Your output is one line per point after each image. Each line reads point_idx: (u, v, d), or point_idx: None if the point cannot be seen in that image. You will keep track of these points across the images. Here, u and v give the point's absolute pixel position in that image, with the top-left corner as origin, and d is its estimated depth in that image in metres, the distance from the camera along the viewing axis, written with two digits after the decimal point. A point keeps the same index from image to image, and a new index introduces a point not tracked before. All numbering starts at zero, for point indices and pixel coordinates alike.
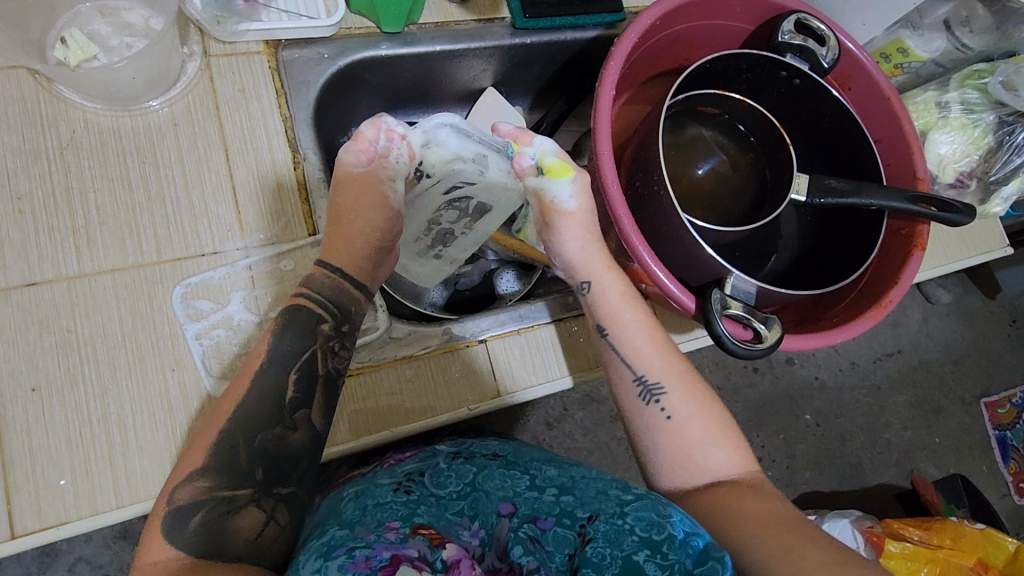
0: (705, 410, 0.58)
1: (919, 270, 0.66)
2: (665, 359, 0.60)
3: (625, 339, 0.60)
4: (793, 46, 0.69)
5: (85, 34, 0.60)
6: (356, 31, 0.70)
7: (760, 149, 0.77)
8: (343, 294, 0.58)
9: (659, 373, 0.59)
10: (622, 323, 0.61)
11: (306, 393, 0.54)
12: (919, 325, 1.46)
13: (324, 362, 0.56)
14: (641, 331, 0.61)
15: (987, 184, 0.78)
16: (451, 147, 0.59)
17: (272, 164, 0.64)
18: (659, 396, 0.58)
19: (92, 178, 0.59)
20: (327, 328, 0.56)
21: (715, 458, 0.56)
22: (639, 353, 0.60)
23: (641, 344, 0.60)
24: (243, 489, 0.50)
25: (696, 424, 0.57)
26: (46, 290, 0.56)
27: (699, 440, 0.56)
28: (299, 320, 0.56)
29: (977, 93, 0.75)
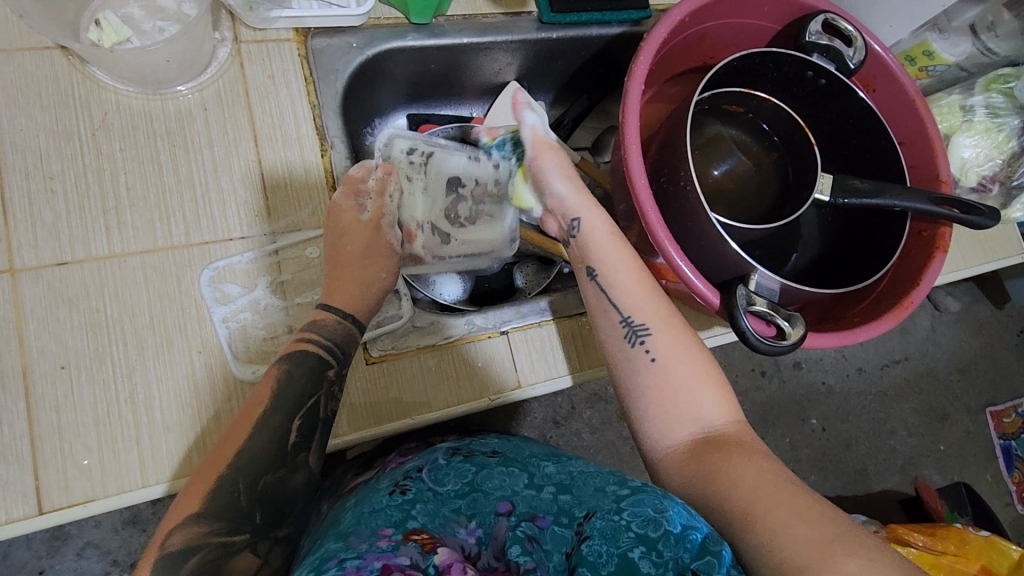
0: (694, 352, 0.54)
1: (941, 271, 0.66)
2: (646, 292, 0.56)
3: (612, 278, 0.57)
4: (820, 46, 0.69)
5: (119, 17, 0.60)
6: (385, 21, 0.70)
7: (783, 148, 0.77)
8: (351, 340, 0.58)
9: (648, 316, 0.55)
10: (610, 263, 0.57)
11: (306, 443, 0.54)
12: (927, 332, 1.46)
13: (325, 407, 0.56)
14: (629, 269, 0.57)
15: (1010, 189, 0.77)
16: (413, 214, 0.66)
17: (300, 151, 0.64)
18: (644, 338, 0.55)
19: (124, 160, 0.59)
20: (332, 373, 0.57)
21: (701, 405, 0.52)
22: (624, 286, 0.56)
23: (630, 281, 0.57)
24: (240, 534, 0.48)
25: (684, 370, 0.54)
26: (76, 270, 0.56)
27: (690, 383, 0.53)
28: (308, 366, 0.56)
29: (1002, 97, 0.75)
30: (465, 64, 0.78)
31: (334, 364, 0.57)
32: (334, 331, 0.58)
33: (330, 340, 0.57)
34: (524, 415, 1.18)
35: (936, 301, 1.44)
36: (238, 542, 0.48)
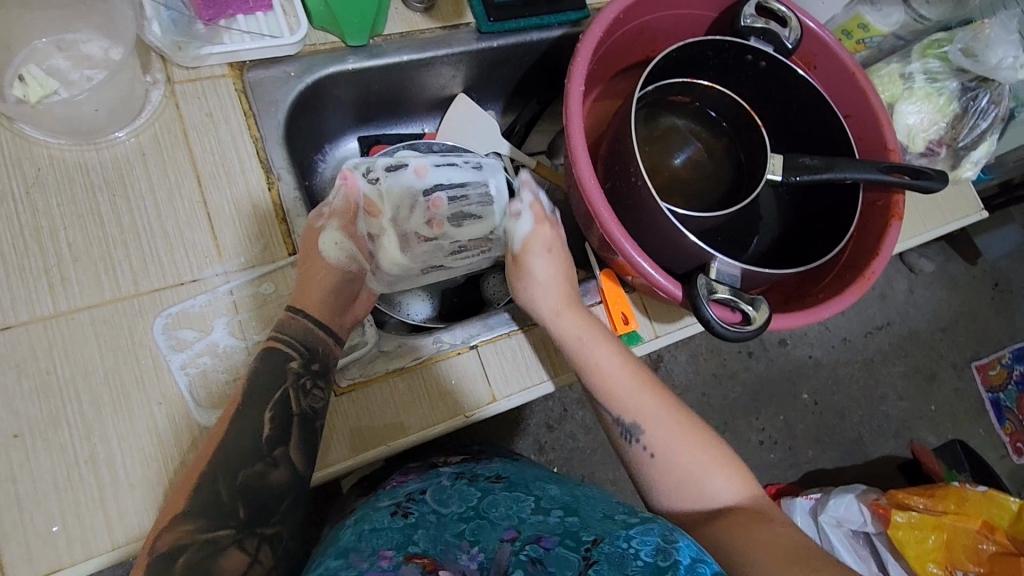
0: (693, 430, 0.56)
1: (898, 239, 0.67)
2: (648, 398, 0.58)
3: (592, 370, 0.60)
4: (756, 29, 0.70)
5: (45, 70, 0.59)
6: (321, 47, 0.70)
7: (732, 133, 0.78)
8: (308, 333, 0.59)
9: (636, 412, 0.57)
10: (592, 357, 0.60)
11: (282, 438, 0.55)
12: (905, 295, 1.48)
13: (298, 402, 0.57)
14: (612, 360, 0.59)
15: (957, 151, 0.78)
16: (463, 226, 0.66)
17: (246, 186, 0.63)
18: (638, 435, 0.56)
19: (63, 216, 0.58)
20: (295, 365, 0.58)
21: (714, 489, 0.53)
22: (613, 391, 0.58)
23: (616, 382, 0.59)
24: (226, 531, 0.51)
25: (690, 456, 0.54)
26: (22, 333, 0.54)
27: (694, 471, 0.54)
28: (272, 362, 0.57)
29: (938, 62, 0.76)
30: (408, 82, 0.77)
31: (298, 358, 0.58)
32: (290, 327, 0.59)
33: (292, 337, 0.58)
34: (516, 423, 1.17)
35: (910, 263, 1.47)
36: (224, 539, 0.50)
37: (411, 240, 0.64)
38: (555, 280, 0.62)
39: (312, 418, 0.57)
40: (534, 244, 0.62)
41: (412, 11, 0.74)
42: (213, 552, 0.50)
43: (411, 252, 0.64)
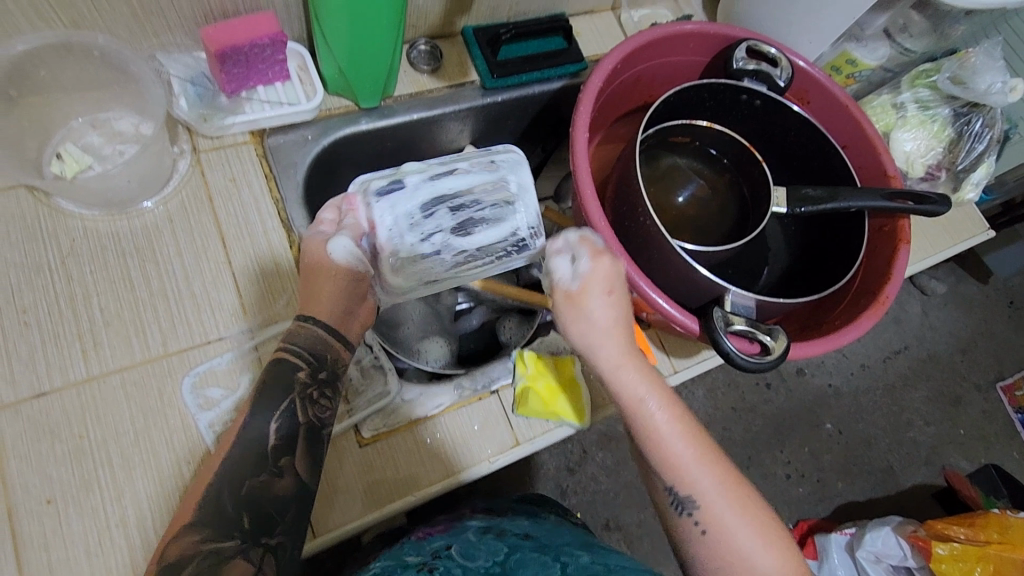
0: (748, 511, 0.50)
1: (909, 262, 0.68)
2: (706, 470, 0.50)
3: (650, 429, 0.52)
4: (749, 71, 0.73)
5: (80, 147, 0.63)
6: (336, 111, 0.74)
7: (734, 169, 0.80)
8: (318, 341, 0.58)
9: (696, 482, 0.50)
10: (653, 414, 0.52)
11: (288, 448, 0.54)
12: (921, 318, 1.48)
13: (305, 411, 0.56)
14: (672, 421, 0.52)
15: (957, 173, 0.79)
16: (476, 239, 0.64)
17: (268, 245, 0.65)
18: (692, 509, 0.50)
19: (95, 282, 0.60)
20: (303, 374, 0.57)
21: None
22: (672, 456, 0.51)
23: (674, 446, 0.51)
24: (230, 540, 0.50)
25: (747, 536, 0.48)
26: (55, 399, 0.56)
27: (744, 556, 0.48)
28: (281, 372, 0.56)
29: (928, 91, 0.78)
30: (419, 139, 0.81)
31: (306, 367, 0.57)
32: (302, 338, 0.58)
33: (305, 346, 0.57)
34: None
35: (921, 286, 1.47)
36: (228, 549, 0.49)
37: (405, 260, 0.62)
38: (609, 325, 0.53)
39: (318, 428, 0.57)
40: (595, 283, 0.53)
41: (419, 72, 0.79)
42: (219, 562, 0.48)
43: (405, 274, 0.62)
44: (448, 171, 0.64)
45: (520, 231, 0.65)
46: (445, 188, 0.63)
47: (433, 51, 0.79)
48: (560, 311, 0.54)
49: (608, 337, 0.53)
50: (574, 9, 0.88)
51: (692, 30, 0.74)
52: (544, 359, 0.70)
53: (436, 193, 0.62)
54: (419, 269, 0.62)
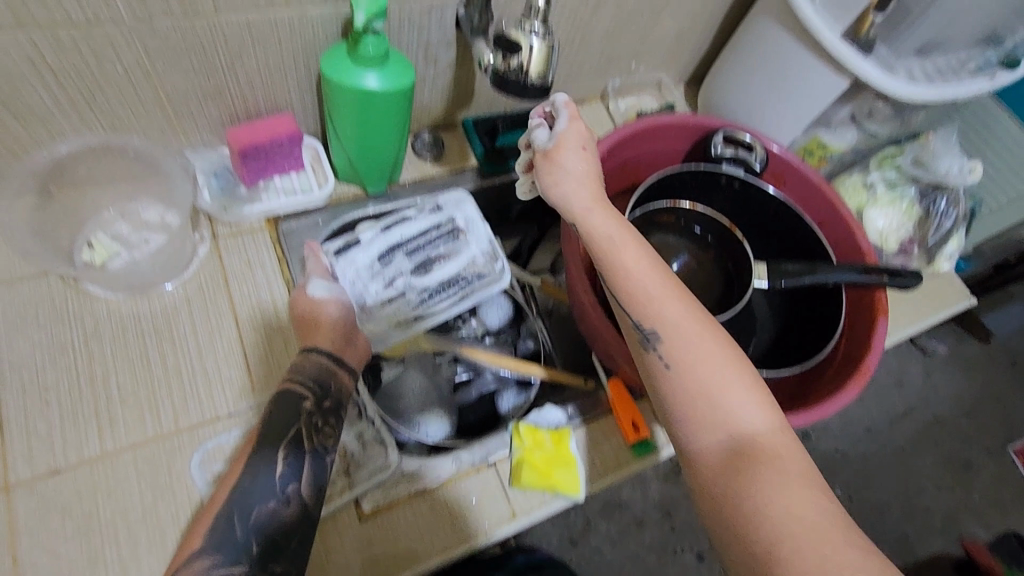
0: (721, 350, 0.51)
1: (887, 333, 0.71)
2: (681, 334, 0.52)
3: (619, 268, 0.56)
4: (727, 155, 0.80)
5: (110, 235, 0.68)
6: (344, 197, 0.80)
7: (717, 245, 0.84)
8: (323, 371, 0.63)
9: (663, 314, 0.53)
10: (633, 285, 0.55)
11: (295, 475, 0.56)
12: (923, 379, 1.54)
13: (310, 440, 0.59)
14: (640, 267, 0.56)
15: (928, 248, 0.84)
16: (434, 276, 0.76)
17: (278, 324, 0.69)
18: (656, 343, 0.53)
19: (114, 361, 0.63)
20: (308, 404, 0.60)
21: (744, 412, 0.48)
22: (642, 296, 0.54)
23: (640, 286, 0.55)
24: (239, 565, 0.51)
25: (718, 368, 0.50)
26: (69, 476, 0.58)
27: (713, 383, 0.50)
28: (287, 403, 0.60)
29: (895, 173, 0.85)
30: None
31: (311, 397, 0.61)
32: (308, 368, 0.63)
33: (308, 378, 0.62)
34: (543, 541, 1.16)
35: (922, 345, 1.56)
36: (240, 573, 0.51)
37: (374, 306, 0.73)
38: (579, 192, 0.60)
39: (323, 456, 0.59)
40: (569, 141, 0.62)
41: (423, 160, 0.85)
42: None
43: (376, 318, 0.73)
44: (398, 217, 0.78)
45: (475, 262, 0.78)
46: (397, 237, 0.76)
47: (435, 141, 0.86)
48: (541, 172, 0.62)
49: (591, 208, 0.60)
50: None
51: (674, 121, 0.81)
52: (542, 434, 0.71)
53: (392, 243, 0.76)
54: (391, 310, 0.74)
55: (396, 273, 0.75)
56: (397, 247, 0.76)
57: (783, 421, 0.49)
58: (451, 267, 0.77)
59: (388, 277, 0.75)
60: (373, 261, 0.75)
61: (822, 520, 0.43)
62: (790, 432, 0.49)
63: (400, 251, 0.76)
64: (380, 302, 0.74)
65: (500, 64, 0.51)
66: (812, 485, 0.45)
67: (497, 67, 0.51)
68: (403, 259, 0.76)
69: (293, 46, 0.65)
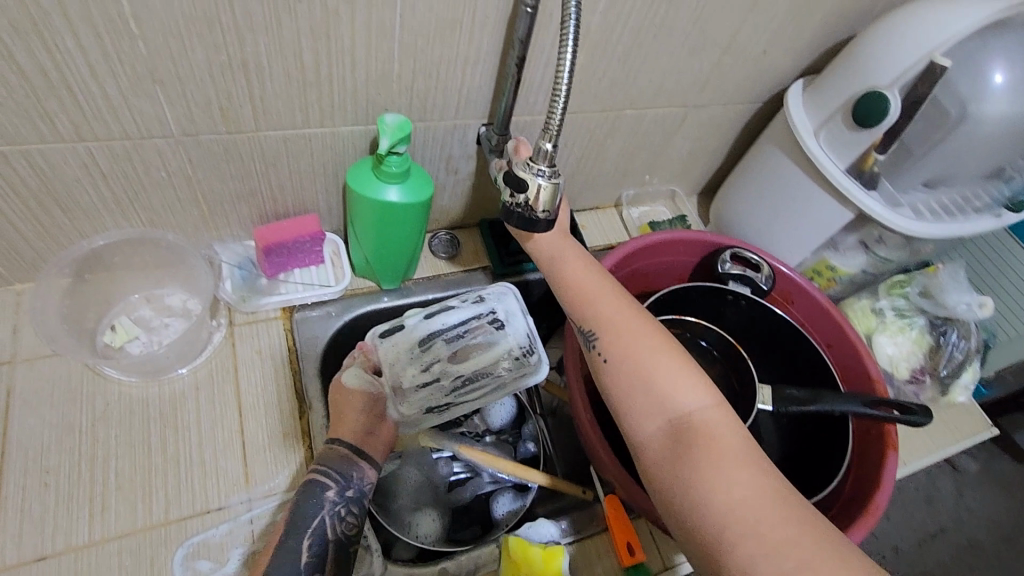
0: (651, 339, 0.60)
1: (897, 470, 0.69)
2: (620, 330, 0.61)
3: (568, 285, 0.67)
4: (734, 274, 0.81)
5: (133, 319, 0.72)
6: (359, 290, 0.83)
7: (725, 360, 0.81)
8: (344, 460, 0.64)
9: (600, 316, 0.63)
10: (580, 304, 0.65)
11: (320, 564, 0.59)
12: (955, 497, 1.50)
13: (335, 528, 0.61)
14: (582, 278, 0.66)
15: (942, 378, 0.83)
16: (471, 364, 0.73)
17: (281, 415, 0.71)
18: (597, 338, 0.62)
19: (116, 445, 0.65)
20: (331, 493, 0.62)
21: (675, 391, 0.57)
22: (581, 298, 0.65)
23: (584, 292, 0.65)
24: None
25: (648, 357, 0.59)
26: (54, 564, 0.58)
27: (646, 365, 0.58)
28: (312, 493, 0.62)
29: (904, 300, 0.86)
30: None
31: (334, 486, 0.62)
32: (331, 458, 0.64)
33: (327, 466, 0.63)
34: None
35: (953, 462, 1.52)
36: None
37: (406, 391, 0.71)
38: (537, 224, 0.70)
39: (344, 544, 0.61)
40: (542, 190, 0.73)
41: (437, 257, 0.89)
42: None
43: (408, 402, 0.71)
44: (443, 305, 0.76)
45: (513, 351, 0.75)
46: (440, 322, 0.74)
47: (452, 240, 0.90)
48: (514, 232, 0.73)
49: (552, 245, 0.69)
50: (581, 206, 1.00)
51: (681, 237, 0.84)
52: (531, 550, 0.67)
53: (434, 328, 0.74)
54: (424, 395, 0.72)
55: (433, 359, 0.72)
56: (438, 331, 0.74)
57: (716, 399, 0.57)
58: (489, 357, 0.74)
59: (425, 362, 0.72)
60: (412, 345, 0.72)
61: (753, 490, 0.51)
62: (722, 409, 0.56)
63: (439, 335, 0.73)
64: (415, 390, 0.71)
65: (508, 198, 0.55)
66: (741, 458, 0.53)
67: (506, 201, 0.56)
68: (441, 344, 0.73)
69: (323, 158, 0.70)
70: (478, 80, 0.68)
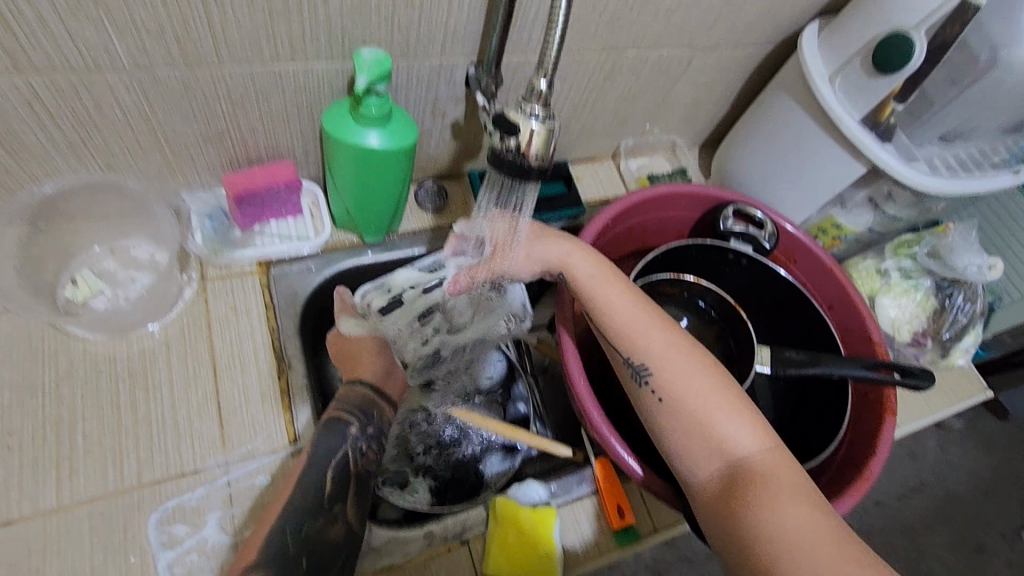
0: (704, 377, 0.57)
1: (894, 435, 0.67)
2: (675, 372, 0.58)
3: (611, 317, 0.63)
4: (736, 232, 0.78)
5: (96, 272, 0.67)
6: (340, 245, 0.78)
7: (722, 322, 0.79)
8: (366, 400, 0.65)
9: (646, 353, 0.60)
10: (628, 340, 0.61)
11: (342, 493, 0.58)
12: (938, 453, 1.51)
13: (356, 463, 0.60)
14: (627, 309, 0.63)
15: (943, 342, 0.81)
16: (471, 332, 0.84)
17: (259, 374, 0.67)
18: (647, 375, 0.59)
19: (83, 406, 0.62)
20: (354, 428, 0.61)
21: (732, 433, 0.54)
22: (628, 334, 0.62)
23: (630, 326, 0.62)
24: None
25: (701, 397, 0.56)
26: (20, 529, 0.56)
27: (703, 408, 0.56)
28: (333, 431, 0.60)
29: (911, 261, 0.82)
30: None
31: (356, 421, 0.62)
32: (351, 397, 0.64)
33: (349, 405, 0.63)
34: None
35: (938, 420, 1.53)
36: None
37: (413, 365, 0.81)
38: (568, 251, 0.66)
39: (365, 479, 0.60)
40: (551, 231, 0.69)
41: (424, 209, 0.84)
42: None
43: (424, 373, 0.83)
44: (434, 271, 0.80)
45: (509, 314, 0.84)
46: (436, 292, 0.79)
47: (440, 191, 0.85)
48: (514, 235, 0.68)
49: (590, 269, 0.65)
50: (577, 157, 0.95)
51: (684, 191, 0.79)
52: (519, 512, 0.67)
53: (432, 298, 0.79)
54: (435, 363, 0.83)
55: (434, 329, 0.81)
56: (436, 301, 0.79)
57: (776, 442, 0.55)
58: (490, 324, 0.84)
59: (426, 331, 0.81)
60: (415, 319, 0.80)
61: (824, 535, 0.47)
62: (783, 451, 0.54)
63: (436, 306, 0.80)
64: (427, 359, 0.82)
65: (498, 143, 0.50)
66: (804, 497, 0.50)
67: (496, 146, 0.50)
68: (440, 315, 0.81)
69: (296, 98, 0.64)
70: (467, 12, 0.61)
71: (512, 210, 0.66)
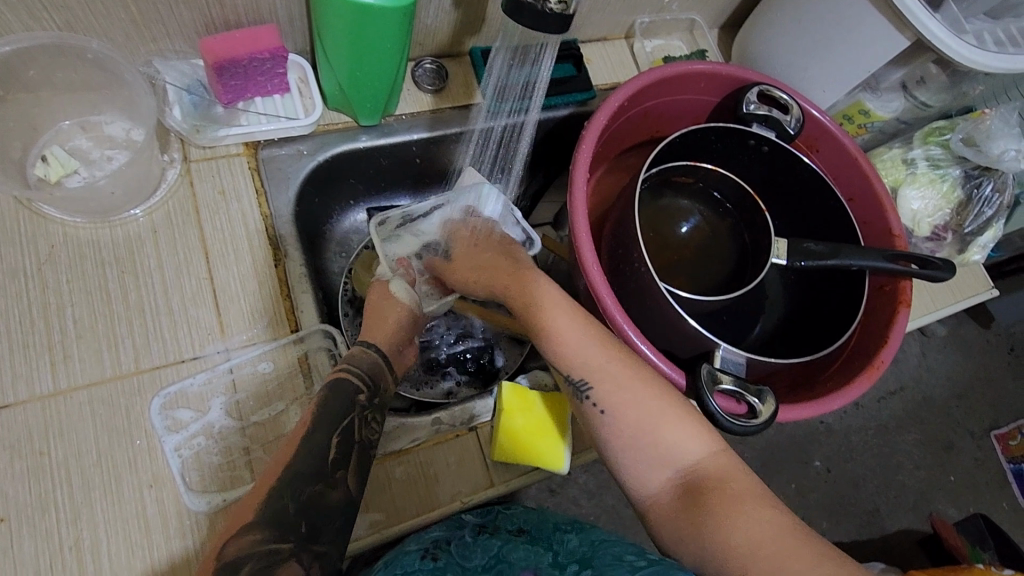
0: (645, 387, 0.54)
1: (906, 327, 0.66)
2: (615, 386, 0.54)
3: (550, 334, 0.57)
4: (758, 116, 0.71)
5: (67, 150, 0.62)
6: (334, 126, 0.72)
7: (736, 214, 0.79)
8: (377, 369, 0.58)
9: (582, 369, 0.56)
10: (565, 357, 0.56)
11: (344, 462, 0.53)
12: (920, 359, 1.54)
13: (360, 432, 0.54)
14: (566, 320, 0.57)
15: (963, 236, 0.80)
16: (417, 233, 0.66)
17: (252, 261, 0.64)
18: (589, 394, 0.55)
19: (70, 292, 0.58)
20: (363, 397, 0.56)
21: (677, 443, 0.52)
22: (563, 351, 0.57)
23: (568, 345, 0.56)
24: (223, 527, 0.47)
25: (643, 411, 0.53)
26: (19, 412, 0.54)
27: (645, 421, 0.53)
28: (343, 396, 0.55)
29: (940, 149, 0.79)
30: (426, 159, 0.79)
31: (365, 391, 0.56)
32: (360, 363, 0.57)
33: (362, 371, 0.57)
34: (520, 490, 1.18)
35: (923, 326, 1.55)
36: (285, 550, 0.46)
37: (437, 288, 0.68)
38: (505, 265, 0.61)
39: (368, 449, 0.55)
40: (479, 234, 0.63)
41: (422, 90, 0.77)
42: (273, 564, 0.45)
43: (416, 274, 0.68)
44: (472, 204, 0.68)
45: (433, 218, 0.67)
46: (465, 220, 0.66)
47: (438, 71, 0.78)
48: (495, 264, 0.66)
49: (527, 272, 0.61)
50: (587, 37, 0.87)
51: (706, 70, 0.72)
52: (529, 398, 0.68)
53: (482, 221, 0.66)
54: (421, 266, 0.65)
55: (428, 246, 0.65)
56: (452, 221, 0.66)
57: (719, 442, 0.53)
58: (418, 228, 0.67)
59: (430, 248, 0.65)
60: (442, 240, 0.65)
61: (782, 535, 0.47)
62: (724, 451, 0.53)
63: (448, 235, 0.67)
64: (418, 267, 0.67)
65: None
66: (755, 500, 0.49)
67: None
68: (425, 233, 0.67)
69: None
70: None
71: (515, 93, 0.75)
